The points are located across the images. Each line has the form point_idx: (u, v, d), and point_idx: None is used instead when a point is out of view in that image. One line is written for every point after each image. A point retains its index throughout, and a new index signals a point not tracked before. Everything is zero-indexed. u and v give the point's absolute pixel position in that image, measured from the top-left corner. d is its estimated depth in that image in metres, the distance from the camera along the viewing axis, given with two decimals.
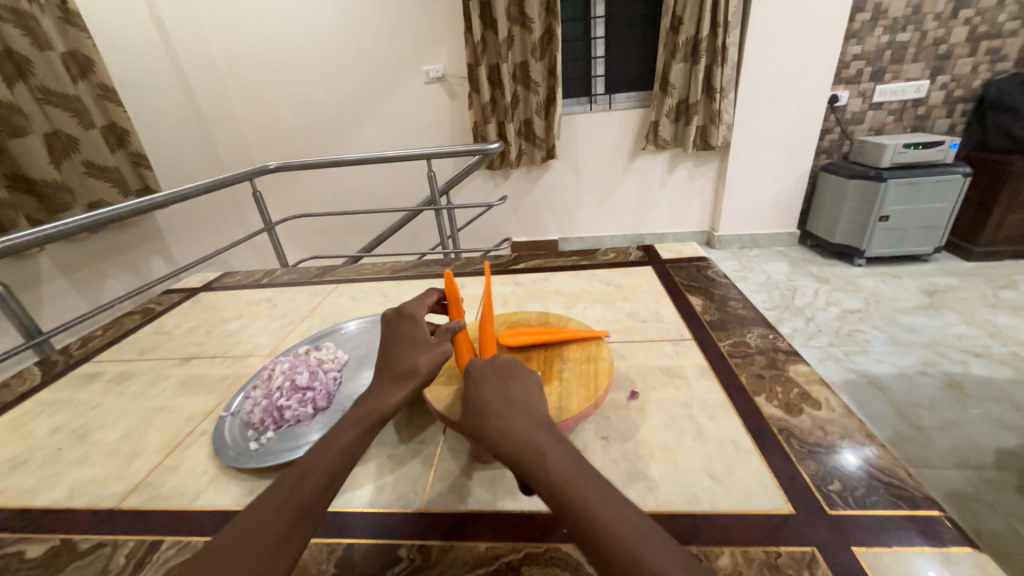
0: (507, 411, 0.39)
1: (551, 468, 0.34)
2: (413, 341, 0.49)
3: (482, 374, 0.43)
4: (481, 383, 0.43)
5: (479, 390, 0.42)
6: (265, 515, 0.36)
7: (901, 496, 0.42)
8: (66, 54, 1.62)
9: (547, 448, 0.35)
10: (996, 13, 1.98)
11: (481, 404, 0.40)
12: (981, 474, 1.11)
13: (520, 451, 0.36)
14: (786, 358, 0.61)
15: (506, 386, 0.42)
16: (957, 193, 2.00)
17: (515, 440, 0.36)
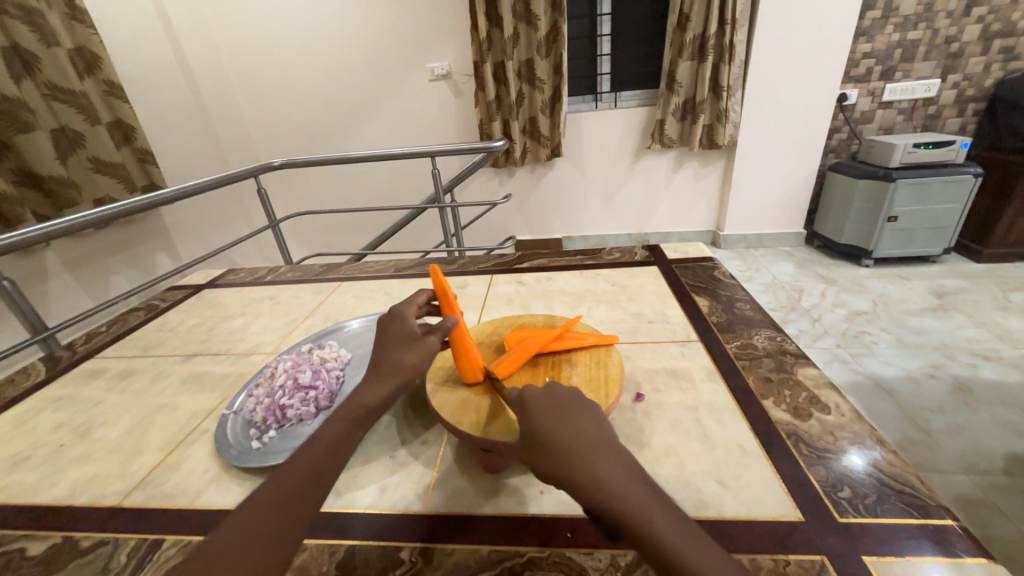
0: (592, 454, 0.34)
1: (665, 532, 0.30)
2: (403, 336, 0.47)
3: (547, 405, 0.38)
4: (549, 416, 0.37)
5: (550, 427, 0.36)
6: (259, 515, 0.35)
7: (913, 504, 0.41)
8: (73, 51, 1.62)
9: (654, 501, 0.32)
10: (1010, 11, 1.95)
11: (562, 445, 0.35)
12: (989, 479, 1.10)
13: (623, 509, 0.31)
14: (794, 361, 0.61)
15: (578, 421, 0.37)
16: (968, 194, 1.97)
17: (613, 492, 0.32)
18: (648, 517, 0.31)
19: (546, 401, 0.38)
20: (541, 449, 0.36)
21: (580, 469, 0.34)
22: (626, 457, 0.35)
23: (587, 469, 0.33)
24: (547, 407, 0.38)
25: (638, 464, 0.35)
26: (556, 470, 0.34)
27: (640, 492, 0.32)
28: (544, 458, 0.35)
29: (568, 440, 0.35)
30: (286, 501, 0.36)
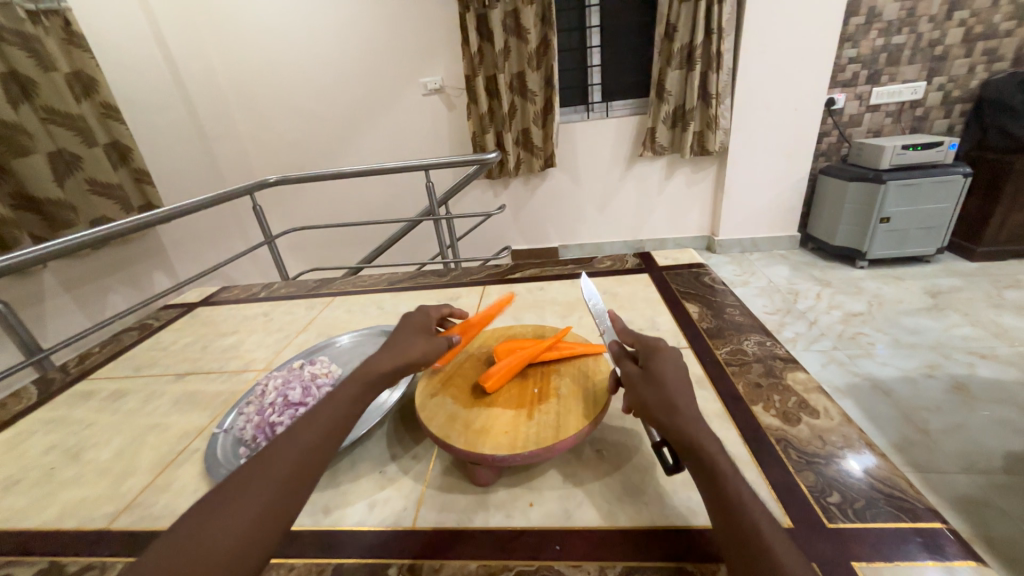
0: (702, 418, 0.40)
1: (744, 491, 0.35)
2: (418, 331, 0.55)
3: (676, 371, 0.44)
4: (678, 379, 0.43)
5: (677, 385, 0.42)
6: (241, 493, 0.36)
7: (903, 508, 0.41)
8: (70, 74, 1.64)
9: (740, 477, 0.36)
10: (991, 14, 1.98)
11: (684, 400, 0.40)
12: (989, 478, 1.09)
13: (717, 460, 0.36)
14: (784, 365, 0.61)
15: (694, 393, 0.43)
16: (958, 194, 1.99)
17: (711, 448, 0.37)
18: (734, 475, 0.36)
19: (676, 368, 0.44)
20: (663, 396, 0.41)
21: (692, 422, 0.39)
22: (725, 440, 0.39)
23: (697, 425, 0.39)
24: (677, 373, 0.44)
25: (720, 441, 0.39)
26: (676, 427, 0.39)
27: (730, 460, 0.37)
28: (663, 401, 0.41)
29: (687, 400, 0.41)
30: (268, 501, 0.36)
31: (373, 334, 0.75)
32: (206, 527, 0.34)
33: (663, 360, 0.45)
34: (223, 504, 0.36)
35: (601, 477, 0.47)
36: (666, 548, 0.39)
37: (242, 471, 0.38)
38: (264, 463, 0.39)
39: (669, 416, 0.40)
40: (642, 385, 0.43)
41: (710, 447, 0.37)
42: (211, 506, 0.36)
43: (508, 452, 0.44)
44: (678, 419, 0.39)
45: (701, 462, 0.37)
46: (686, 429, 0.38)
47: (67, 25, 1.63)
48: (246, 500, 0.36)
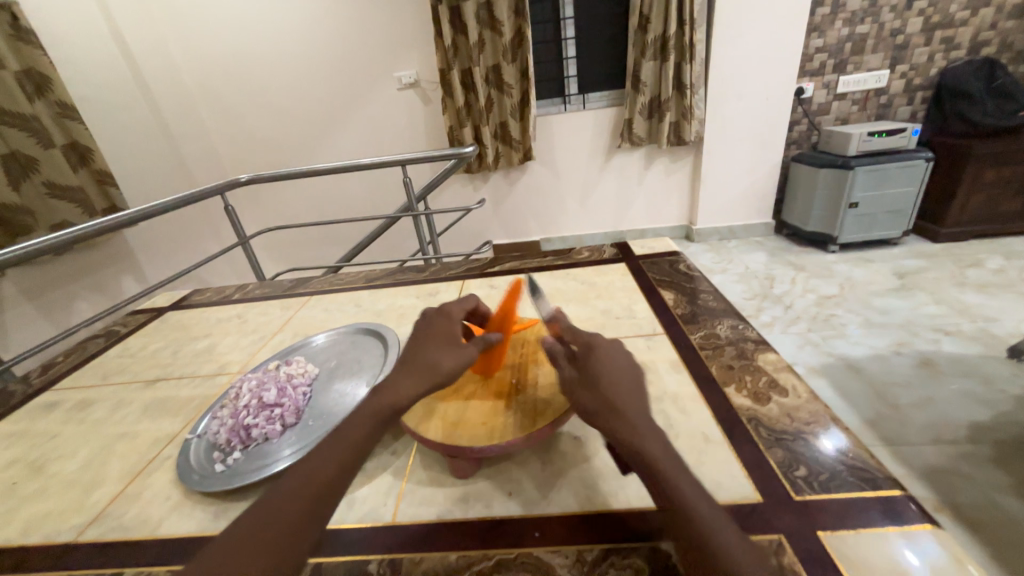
0: (641, 411, 0.40)
1: (690, 491, 0.35)
2: (445, 336, 0.48)
3: (610, 362, 0.44)
4: (616, 375, 0.43)
5: (613, 380, 0.42)
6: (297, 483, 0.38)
7: (865, 478, 0.42)
8: (21, 72, 1.56)
9: (683, 476, 0.36)
10: (948, 3, 2.06)
11: (620, 398, 0.40)
12: (955, 448, 1.14)
13: (662, 466, 0.36)
14: (755, 347, 0.62)
15: (631, 381, 0.42)
16: (921, 178, 2.07)
17: (652, 451, 0.37)
18: (678, 476, 0.36)
19: (609, 357, 0.44)
20: (600, 395, 0.41)
21: (630, 421, 0.38)
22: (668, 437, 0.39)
23: (637, 424, 0.38)
24: (611, 363, 0.43)
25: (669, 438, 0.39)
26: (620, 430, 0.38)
27: (676, 458, 0.37)
28: (598, 402, 0.40)
29: (622, 394, 0.40)
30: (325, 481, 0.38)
31: (350, 331, 0.74)
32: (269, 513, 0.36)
33: (599, 349, 0.44)
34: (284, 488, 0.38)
35: (580, 464, 0.47)
36: (640, 528, 0.40)
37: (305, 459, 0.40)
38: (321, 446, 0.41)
39: (605, 418, 0.39)
40: (577, 387, 0.43)
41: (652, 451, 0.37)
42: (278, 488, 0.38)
43: (485, 443, 0.44)
44: (619, 424, 0.38)
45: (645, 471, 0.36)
46: (625, 435, 0.38)
47: (14, 19, 1.54)
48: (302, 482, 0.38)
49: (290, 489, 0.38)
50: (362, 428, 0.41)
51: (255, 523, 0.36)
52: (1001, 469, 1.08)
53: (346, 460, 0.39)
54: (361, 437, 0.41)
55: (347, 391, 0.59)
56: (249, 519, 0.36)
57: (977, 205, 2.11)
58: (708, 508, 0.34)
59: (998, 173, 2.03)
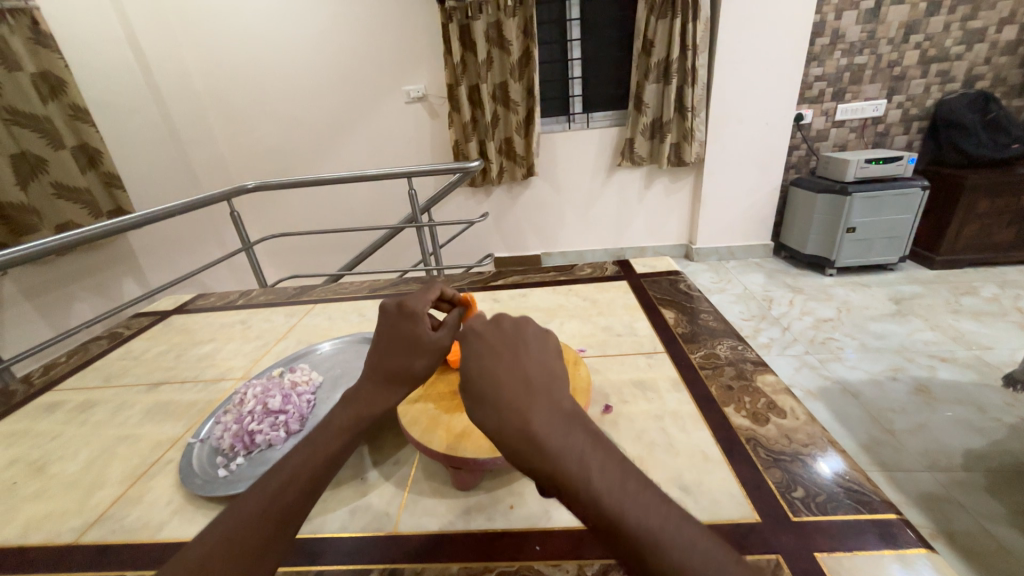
0: (524, 396, 0.37)
1: (597, 484, 0.32)
2: (413, 342, 0.47)
3: (486, 346, 0.41)
4: (482, 363, 0.39)
5: (483, 371, 0.39)
6: (283, 476, 0.39)
7: (861, 501, 0.43)
8: (37, 75, 1.59)
9: (584, 460, 0.33)
10: (943, 38, 2.12)
11: (493, 391, 0.37)
12: (949, 475, 1.15)
13: (559, 466, 0.33)
14: (754, 368, 0.63)
15: (511, 361, 0.40)
16: (918, 206, 2.10)
17: (546, 448, 0.34)
18: (583, 470, 0.32)
19: (485, 340, 0.41)
20: (472, 392, 0.38)
21: (509, 419, 0.36)
22: (558, 414, 0.36)
23: (518, 416, 0.36)
24: (480, 347, 0.40)
25: (563, 412, 0.36)
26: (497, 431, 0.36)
27: (581, 448, 0.34)
28: (473, 400, 0.38)
29: (498, 385, 0.38)
30: (310, 478, 0.39)
31: (354, 340, 0.75)
32: (253, 505, 0.37)
33: (469, 334, 0.42)
34: (269, 481, 0.39)
35: None
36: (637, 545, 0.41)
37: (296, 451, 0.41)
38: (314, 441, 0.42)
39: (484, 417, 0.37)
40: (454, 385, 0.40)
41: (544, 451, 0.33)
42: (267, 479, 0.39)
43: (490, 457, 0.44)
44: (498, 426, 0.36)
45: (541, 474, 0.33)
46: (506, 436, 0.35)
47: (34, 23, 1.57)
48: (287, 477, 0.39)
49: (277, 481, 0.39)
50: (347, 427, 0.43)
51: (240, 516, 0.36)
52: (996, 497, 1.08)
53: (333, 455, 0.41)
54: (345, 432, 0.43)
55: None
56: (234, 510, 0.37)
57: (972, 234, 2.15)
58: (625, 498, 0.31)
59: (992, 204, 2.07)
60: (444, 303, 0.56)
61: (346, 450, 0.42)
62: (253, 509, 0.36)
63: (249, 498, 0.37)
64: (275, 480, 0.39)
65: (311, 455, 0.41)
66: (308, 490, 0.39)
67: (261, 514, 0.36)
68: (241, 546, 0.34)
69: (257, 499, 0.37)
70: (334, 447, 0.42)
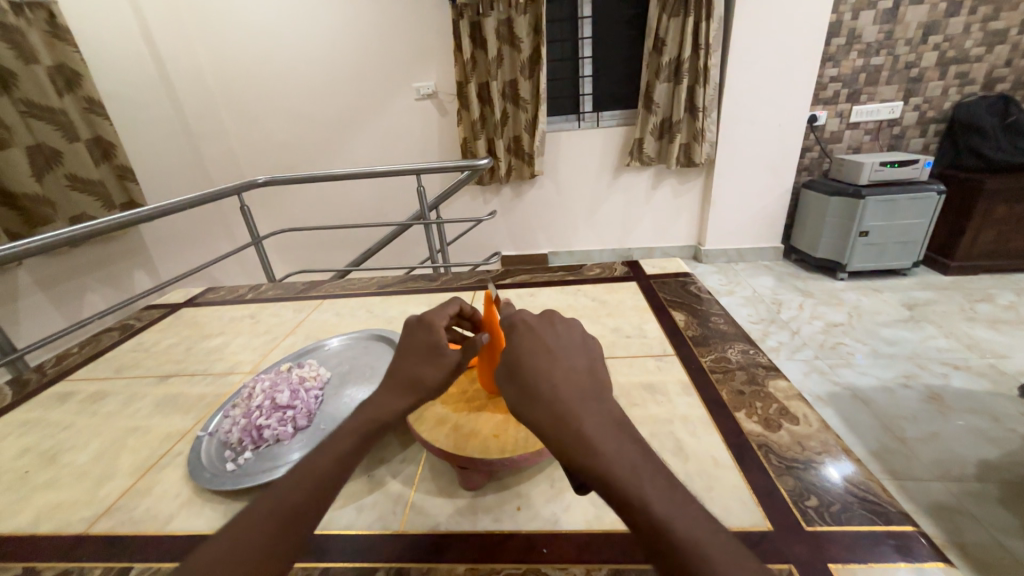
0: (576, 399, 0.37)
1: (645, 489, 0.32)
2: (427, 350, 0.47)
3: (541, 346, 0.42)
4: (537, 362, 0.40)
5: (537, 369, 0.39)
6: (296, 478, 0.39)
7: (876, 511, 0.42)
8: (53, 68, 1.61)
9: (635, 465, 0.33)
10: (963, 39, 2.08)
11: (546, 387, 0.38)
12: (962, 486, 1.13)
13: (608, 465, 0.33)
14: (766, 373, 0.62)
15: (564, 363, 0.41)
16: (933, 210, 2.06)
17: (596, 447, 0.34)
18: (632, 474, 0.33)
19: (539, 341, 0.42)
20: (525, 387, 0.39)
21: (560, 416, 0.36)
22: (610, 419, 0.36)
23: (570, 415, 0.36)
24: (534, 346, 0.42)
25: (615, 419, 0.37)
26: (547, 427, 0.36)
27: (628, 453, 0.34)
28: (525, 395, 0.39)
29: (552, 383, 0.38)
30: (321, 480, 0.39)
31: (363, 337, 0.75)
32: (266, 506, 0.37)
33: (526, 335, 0.43)
34: (282, 483, 0.39)
35: None
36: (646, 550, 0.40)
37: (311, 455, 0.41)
38: (325, 444, 0.41)
39: (534, 412, 0.37)
40: (504, 381, 0.41)
41: (593, 450, 0.34)
42: (280, 482, 0.39)
43: (498, 457, 0.44)
44: (548, 421, 0.36)
45: (588, 472, 0.33)
46: (556, 432, 0.36)
47: (51, 17, 1.59)
48: (299, 480, 0.38)
49: (288, 483, 0.38)
50: (360, 429, 0.42)
51: (252, 519, 0.36)
52: (1009, 509, 1.06)
53: (344, 458, 0.40)
54: (359, 434, 0.42)
55: (358, 397, 0.60)
56: (249, 512, 0.37)
57: (988, 239, 2.11)
58: (671, 506, 0.31)
59: (1010, 209, 2.03)
60: (464, 320, 0.56)
61: (359, 453, 0.41)
62: (265, 510, 0.36)
63: (260, 500, 0.37)
64: (287, 483, 0.38)
65: (322, 457, 0.40)
66: (319, 492, 0.38)
67: (272, 515, 0.36)
68: (252, 546, 0.34)
69: (270, 502, 0.37)
70: (342, 450, 0.41)
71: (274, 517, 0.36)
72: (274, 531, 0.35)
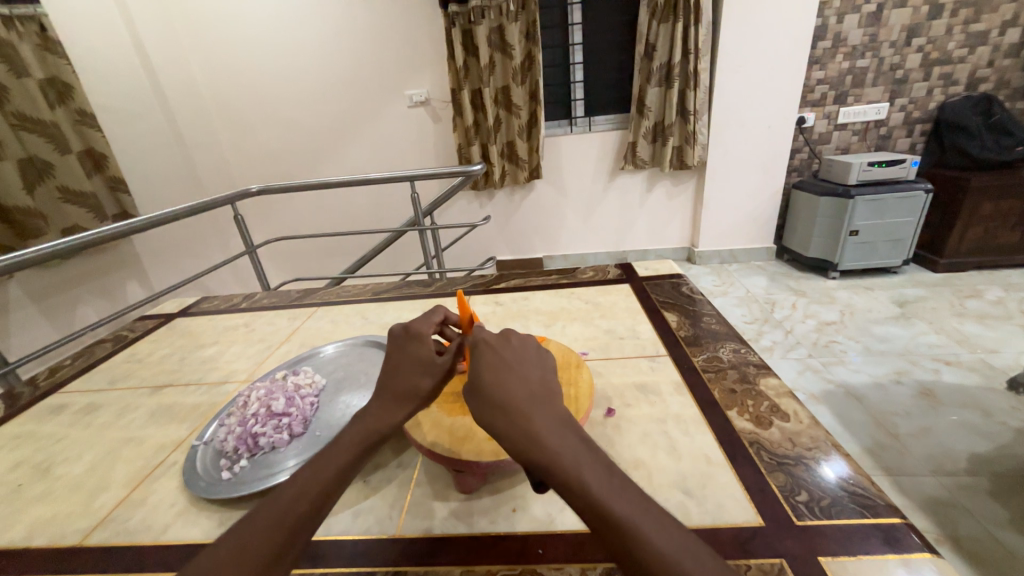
0: (532, 405, 0.38)
1: (594, 482, 0.33)
2: (419, 361, 0.47)
3: (498, 358, 0.42)
4: (493, 372, 0.40)
5: (495, 378, 0.40)
6: (295, 487, 0.39)
7: (865, 505, 0.43)
8: (45, 80, 1.61)
9: (586, 465, 0.34)
10: (945, 41, 2.12)
11: (503, 396, 0.38)
12: (955, 480, 1.14)
13: (562, 465, 0.34)
14: (757, 371, 0.63)
15: (520, 374, 0.41)
16: (921, 208, 2.09)
17: (549, 447, 0.35)
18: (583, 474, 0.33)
19: (497, 354, 0.42)
20: (483, 397, 0.39)
21: (515, 422, 0.36)
22: (565, 422, 0.37)
23: (526, 422, 0.36)
24: (491, 359, 0.42)
25: (570, 425, 0.38)
26: (504, 431, 0.36)
27: (580, 452, 0.35)
28: (483, 404, 0.39)
29: (507, 390, 0.39)
30: (321, 492, 0.39)
31: (358, 343, 0.75)
32: (267, 514, 0.37)
33: (485, 349, 0.43)
34: (283, 491, 0.39)
35: None
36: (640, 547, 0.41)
37: (313, 463, 0.41)
38: (325, 454, 0.42)
39: (491, 419, 0.37)
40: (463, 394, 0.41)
41: (546, 451, 0.34)
42: (282, 491, 0.39)
43: (492, 460, 0.45)
44: (505, 426, 0.37)
45: (542, 471, 0.34)
46: (513, 436, 0.36)
47: (43, 30, 1.59)
48: (298, 489, 0.39)
49: (289, 491, 0.39)
50: (359, 440, 0.42)
51: (253, 527, 0.36)
52: (1001, 502, 1.07)
53: (344, 469, 0.41)
54: (358, 444, 0.42)
55: (353, 403, 0.60)
56: (250, 520, 0.37)
57: (976, 236, 2.14)
58: (619, 497, 0.32)
59: (996, 207, 2.06)
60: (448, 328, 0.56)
61: (357, 465, 0.42)
62: (266, 519, 0.37)
63: (260, 508, 0.38)
64: (288, 491, 0.39)
65: (323, 468, 0.40)
66: (320, 503, 0.38)
67: (275, 523, 0.36)
68: (252, 553, 0.35)
69: (269, 510, 0.37)
70: (344, 460, 0.41)
71: (272, 527, 0.36)
72: (273, 539, 0.36)
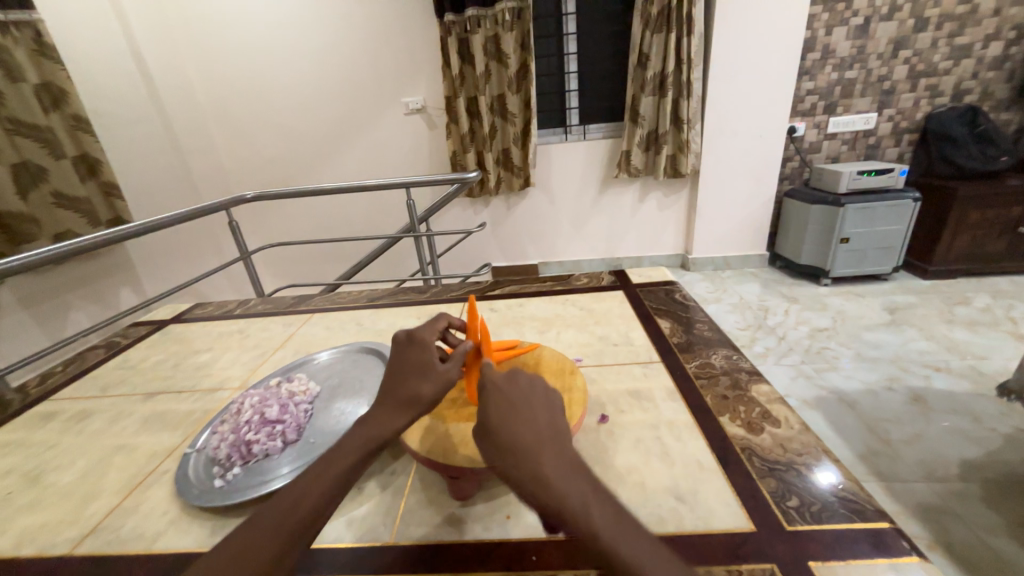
0: (538, 443, 0.38)
1: (598, 521, 0.33)
2: (422, 367, 0.47)
3: (504, 396, 0.42)
4: (501, 411, 0.41)
5: (501, 417, 0.40)
6: (296, 492, 0.39)
7: (855, 510, 0.44)
8: (39, 86, 1.60)
9: (591, 504, 0.34)
10: (930, 54, 2.17)
11: (508, 435, 0.38)
12: (947, 486, 1.15)
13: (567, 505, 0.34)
14: (748, 378, 0.64)
15: (527, 410, 0.41)
16: (909, 217, 2.13)
17: (554, 487, 0.35)
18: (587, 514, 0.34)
19: (504, 391, 0.42)
20: (490, 437, 0.39)
21: (520, 462, 0.37)
22: (571, 460, 0.37)
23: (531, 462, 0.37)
24: (498, 396, 0.42)
25: (575, 463, 0.38)
26: (511, 471, 0.37)
27: (584, 490, 0.35)
28: (491, 444, 0.39)
29: (513, 429, 0.39)
30: (321, 497, 0.39)
31: (352, 349, 0.75)
32: (267, 520, 0.37)
33: (492, 386, 0.43)
34: (283, 497, 0.39)
35: None
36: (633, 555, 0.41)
37: (314, 468, 0.41)
38: (325, 460, 0.42)
39: (499, 461, 0.38)
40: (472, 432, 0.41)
41: (550, 490, 0.35)
42: (280, 497, 0.39)
43: (487, 464, 0.45)
44: (511, 465, 0.37)
45: (548, 511, 0.35)
46: (520, 475, 0.36)
47: (38, 36, 1.59)
48: (298, 495, 0.39)
49: (289, 497, 0.39)
50: (360, 445, 0.42)
51: (252, 533, 0.37)
52: (992, 507, 1.08)
53: (344, 474, 0.40)
54: (359, 450, 0.42)
55: (348, 410, 0.60)
56: (251, 526, 0.37)
57: (964, 244, 2.17)
58: (624, 537, 0.33)
59: (982, 215, 2.10)
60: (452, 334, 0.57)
61: (358, 470, 0.41)
62: (266, 525, 0.37)
63: (261, 513, 0.38)
64: (287, 497, 0.39)
65: (323, 473, 0.40)
66: (319, 507, 0.38)
67: (274, 528, 0.37)
68: (250, 558, 0.35)
69: (270, 515, 0.38)
70: (345, 465, 0.41)
71: (270, 533, 0.36)
72: (272, 544, 0.36)
